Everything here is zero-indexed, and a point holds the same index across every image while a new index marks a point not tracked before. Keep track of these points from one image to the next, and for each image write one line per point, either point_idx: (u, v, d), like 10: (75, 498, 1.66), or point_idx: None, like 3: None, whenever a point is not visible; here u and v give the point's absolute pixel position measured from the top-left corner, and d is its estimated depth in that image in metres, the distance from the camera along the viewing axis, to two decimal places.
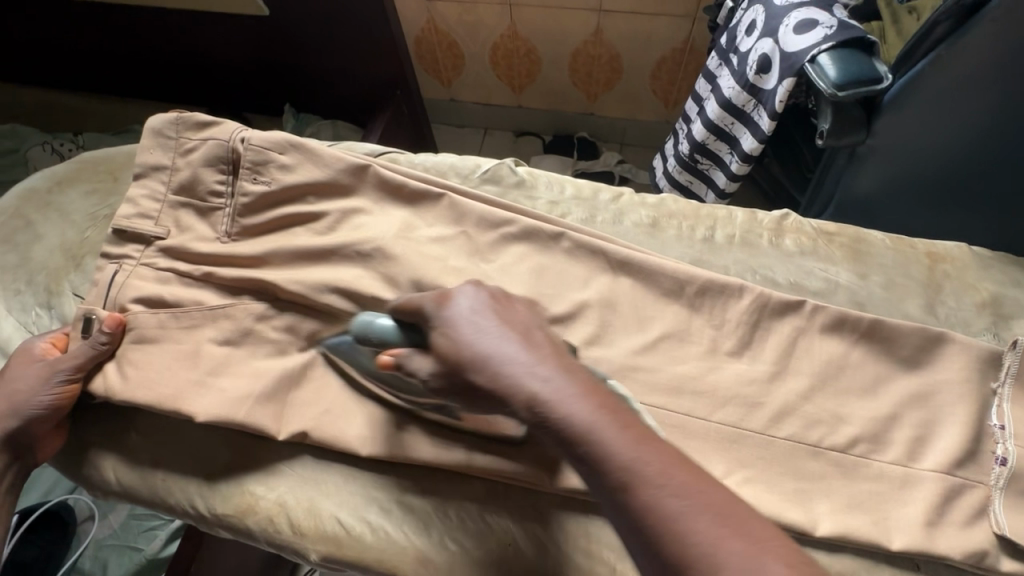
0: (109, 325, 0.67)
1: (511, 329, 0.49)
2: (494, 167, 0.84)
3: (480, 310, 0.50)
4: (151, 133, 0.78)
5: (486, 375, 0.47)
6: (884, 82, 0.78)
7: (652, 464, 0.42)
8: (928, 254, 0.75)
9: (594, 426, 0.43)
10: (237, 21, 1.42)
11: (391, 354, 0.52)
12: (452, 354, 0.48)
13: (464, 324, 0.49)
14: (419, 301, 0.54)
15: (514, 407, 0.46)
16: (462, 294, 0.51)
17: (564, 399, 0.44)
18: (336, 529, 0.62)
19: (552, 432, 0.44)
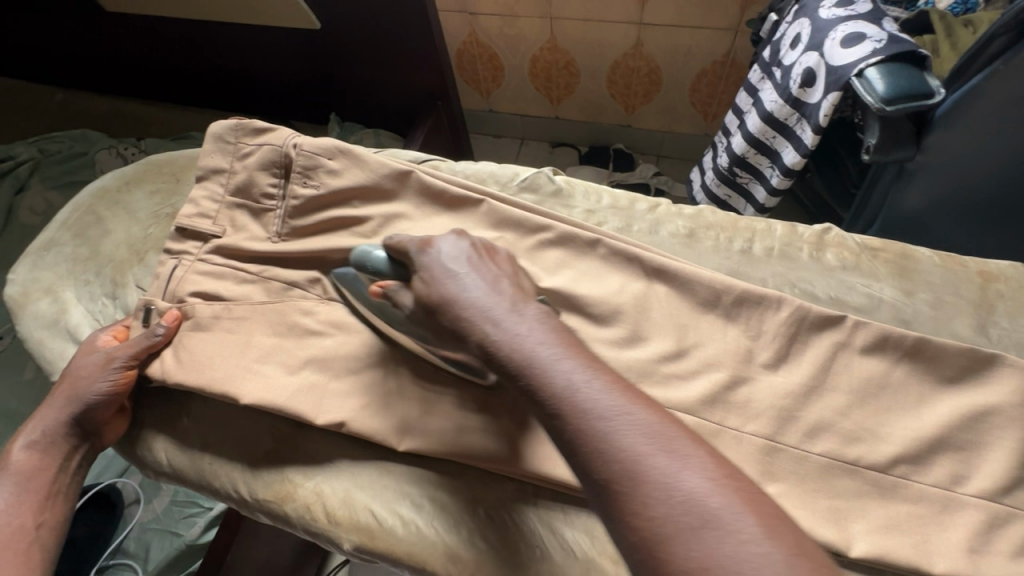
0: (168, 319, 0.73)
1: (482, 272, 0.57)
2: (532, 175, 0.86)
3: (457, 256, 0.59)
4: (212, 138, 0.84)
5: (450, 315, 0.55)
6: (936, 97, 0.76)
7: (584, 386, 0.45)
8: (979, 273, 0.72)
9: (544, 360, 0.48)
10: (290, 33, 1.49)
11: (380, 287, 0.64)
12: (425, 292, 0.57)
13: (439, 269, 0.58)
14: (406, 244, 0.63)
15: (471, 346, 0.53)
16: (443, 240, 0.61)
17: (519, 339, 0.50)
18: (369, 520, 0.64)
19: (500, 366, 0.50)
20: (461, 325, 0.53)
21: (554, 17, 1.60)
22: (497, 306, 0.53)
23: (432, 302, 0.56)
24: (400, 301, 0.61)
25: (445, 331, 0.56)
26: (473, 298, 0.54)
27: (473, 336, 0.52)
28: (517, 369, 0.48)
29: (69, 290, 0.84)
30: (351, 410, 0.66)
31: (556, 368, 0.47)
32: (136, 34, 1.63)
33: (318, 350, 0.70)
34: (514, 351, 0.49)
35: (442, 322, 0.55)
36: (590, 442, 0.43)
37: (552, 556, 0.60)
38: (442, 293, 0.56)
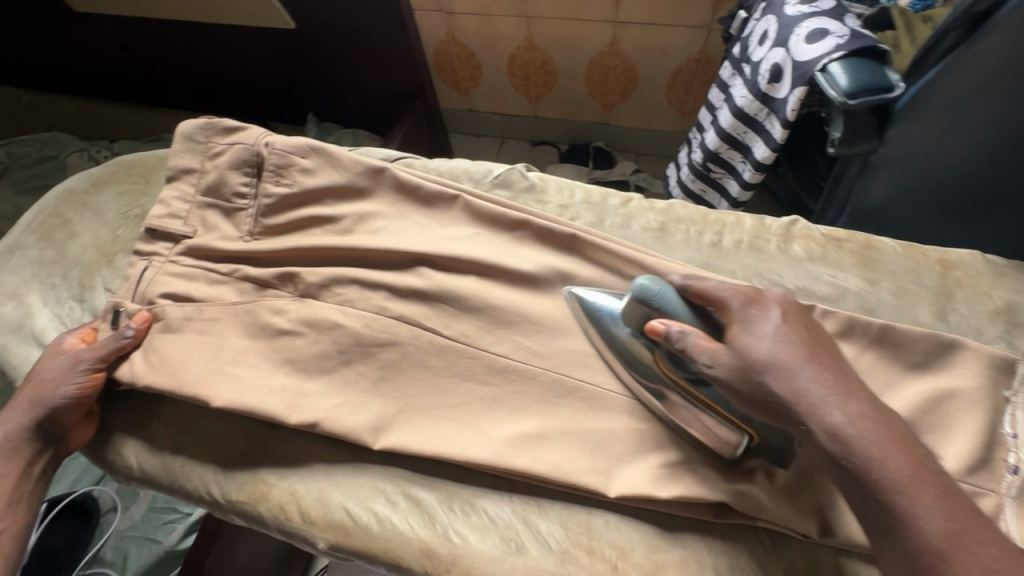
0: (138, 321, 0.72)
1: (795, 345, 0.54)
2: (505, 171, 0.86)
3: (778, 324, 0.56)
4: (182, 138, 0.83)
5: (786, 389, 0.52)
6: (896, 91, 0.78)
7: (929, 511, 0.46)
8: (940, 261, 0.74)
9: (888, 466, 0.48)
10: (264, 33, 1.48)
11: (661, 324, 0.60)
12: (752, 355, 0.54)
13: (764, 337, 0.55)
14: (722, 297, 0.60)
15: (811, 431, 0.51)
16: (766, 305, 0.58)
17: (867, 437, 0.49)
18: (344, 519, 0.63)
19: (843, 463, 0.49)
20: (805, 408, 0.51)
21: (531, 17, 1.61)
22: (809, 384, 0.52)
23: (759, 370, 0.54)
24: (697, 354, 0.57)
25: (756, 401, 0.54)
26: (807, 375, 0.52)
27: (819, 421, 0.51)
28: (843, 458, 0.49)
29: (34, 294, 0.83)
30: (325, 409, 0.66)
31: (893, 470, 0.48)
32: (106, 34, 1.61)
33: (291, 349, 0.70)
34: (853, 451, 0.49)
35: (772, 395, 0.53)
36: (927, 556, 0.45)
37: (528, 549, 0.61)
38: (768, 363, 0.53)
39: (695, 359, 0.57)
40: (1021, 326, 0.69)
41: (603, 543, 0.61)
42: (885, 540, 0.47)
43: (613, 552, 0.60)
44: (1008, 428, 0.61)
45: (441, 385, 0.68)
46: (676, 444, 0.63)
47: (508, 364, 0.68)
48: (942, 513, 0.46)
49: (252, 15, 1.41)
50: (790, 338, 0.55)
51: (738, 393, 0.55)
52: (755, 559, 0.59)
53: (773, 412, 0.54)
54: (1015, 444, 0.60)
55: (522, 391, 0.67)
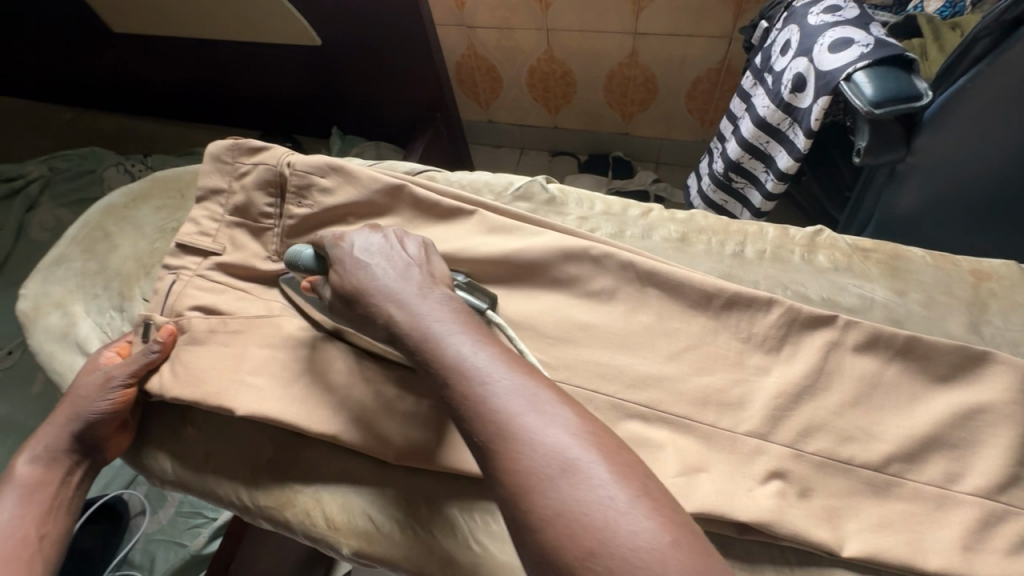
0: (163, 336, 0.74)
1: (389, 260, 0.60)
2: (526, 184, 0.87)
3: (370, 249, 0.62)
4: (210, 159, 0.86)
5: (364, 301, 0.58)
6: (924, 99, 0.77)
7: (480, 355, 0.49)
8: (971, 272, 0.72)
9: (437, 328, 0.52)
10: (291, 50, 1.53)
11: (309, 281, 0.67)
12: (342, 282, 0.61)
13: (352, 260, 0.61)
14: (325, 241, 0.66)
15: (380, 325, 0.56)
16: (357, 236, 0.64)
17: (423, 312, 0.54)
18: (367, 525, 0.64)
19: (404, 336, 0.54)
20: (374, 306, 0.57)
21: (550, 29, 1.63)
22: (360, 287, 0.59)
23: (350, 291, 0.60)
24: (324, 293, 0.65)
25: (353, 312, 0.61)
26: (380, 277, 0.58)
27: (383, 312, 0.56)
28: (403, 332, 0.54)
29: (78, 303, 0.86)
30: (345, 422, 0.67)
31: (441, 329, 0.52)
32: (143, 54, 1.68)
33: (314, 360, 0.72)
34: (418, 323, 0.53)
35: (356, 308, 0.59)
36: (445, 379, 0.49)
37: None
38: (355, 283, 0.59)
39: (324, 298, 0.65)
40: None
41: None
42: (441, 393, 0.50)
43: None
44: None
45: None
46: (697, 458, 0.62)
47: None
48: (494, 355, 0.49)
49: (280, 33, 1.46)
50: (374, 254, 0.61)
51: (346, 314, 0.62)
52: None
53: (359, 318, 0.60)
54: None
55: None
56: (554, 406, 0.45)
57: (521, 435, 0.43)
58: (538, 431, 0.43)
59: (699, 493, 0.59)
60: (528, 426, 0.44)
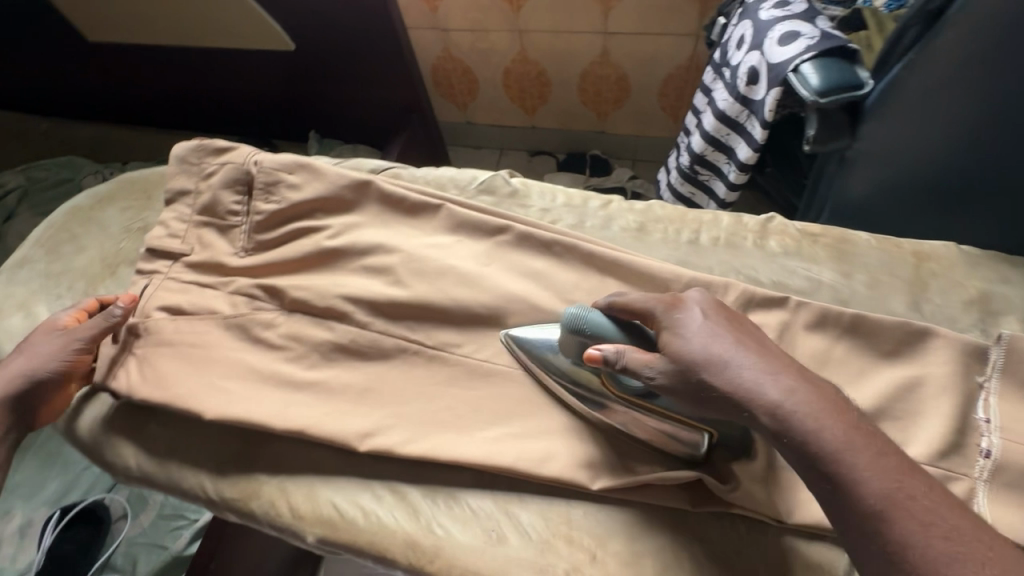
0: (124, 301, 0.76)
1: (718, 329, 0.54)
2: (489, 178, 0.89)
3: (712, 318, 0.56)
4: (178, 160, 0.89)
5: (722, 378, 0.51)
6: (865, 88, 0.80)
7: (917, 496, 0.44)
8: (914, 254, 0.75)
9: (843, 450, 0.46)
10: (264, 55, 1.54)
11: (598, 350, 0.58)
12: (688, 353, 0.53)
13: (698, 329, 0.55)
14: (648, 306, 0.60)
15: (751, 413, 0.50)
16: (694, 302, 0.58)
17: (815, 419, 0.48)
18: (331, 513, 0.66)
19: (802, 453, 0.47)
20: (743, 390, 0.50)
21: (522, 30, 1.66)
22: (786, 382, 0.50)
23: (695, 364, 0.53)
24: (640, 367, 0.56)
25: (722, 405, 0.51)
26: (741, 361, 0.51)
27: (756, 404, 0.49)
28: (785, 437, 0.48)
29: (41, 304, 0.87)
30: (315, 414, 0.69)
31: (856, 456, 0.46)
32: (119, 62, 1.69)
33: (282, 360, 0.74)
34: (812, 440, 0.47)
35: (708, 385, 0.52)
36: (875, 521, 0.44)
37: (507, 540, 0.62)
38: (699, 353, 0.53)
39: (641, 376, 0.56)
40: (994, 314, 0.70)
41: (580, 532, 0.62)
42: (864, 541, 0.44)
43: (590, 541, 0.62)
44: (981, 413, 0.61)
45: (424, 390, 0.70)
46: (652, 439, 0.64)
47: (492, 368, 0.71)
48: (920, 491, 0.44)
49: (252, 37, 1.49)
50: (718, 331, 0.54)
51: (693, 400, 0.53)
52: (730, 547, 0.60)
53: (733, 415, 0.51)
54: (988, 429, 0.60)
55: (495, 390, 0.70)
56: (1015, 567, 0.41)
57: (909, 527, 0.43)
58: (920, 518, 0.43)
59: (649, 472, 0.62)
60: None
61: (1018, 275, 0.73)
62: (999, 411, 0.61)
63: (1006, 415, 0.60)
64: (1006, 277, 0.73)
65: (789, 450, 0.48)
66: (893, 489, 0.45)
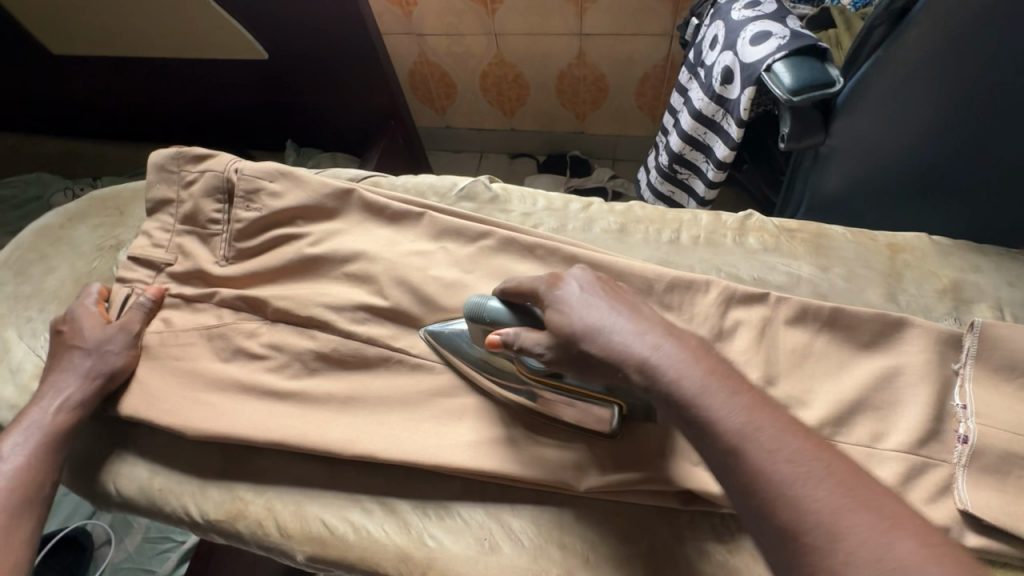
0: (153, 291, 0.81)
1: (593, 297, 0.55)
2: (469, 184, 0.89)
3: (590, 289, 0.56)
4: (156, 168, 0.87)
5: (596, 343, 0.52)
6: (835, 86, 0.81)
7: (766, 430, 0.44)
8: (889, 245, 0.77)
9: (702, 392, 0.47)
10: (237, 64, 1.51)
11: (498, 334, 0.60)
12: (567, 324, 0.54)
13: (576, 301, 0.55)
14: (532, 285, 0.60)
15: (626, 371, 0.50)
16: (571, 276, 0.59)
17: (677, 365, 0.48)
18: (320, 530, 0.65)
19: (666, 399, 0.48)
20: (616, 351, 0.51)
21: (498, 33, 1.66)
22: (653, 340, 0.50)
23: (573, 335, 0.54)
24: (529, 346, 0.57)
25: (605, 367, 0.52)
26: (617, 323, 0.52)
27: (627, 360, 0.50)
28: (653, 388, 0.48)
29: (10, 328, 0.84)
30: (300, 430, 0.68)
31: (715, 396, 0.46)
32: (87, 76, 1.65)
33: (264, 370, 0.74)
34: (675, 384, 0.47)
35: (589, 353, 0.52)
36: (736, 458, 0.44)
37: (501, 548, 0.62)
38: (576, 322, 0.54)
39: (530, 351, 0.57)
40: (966, 302, 0.72)
41: (574, 537, 0.62)
42: (726, 478, 0.44)
43: (584, 545, 0.62)
44: (957, 400, 0.63)
45: (410, 400, 0.70)
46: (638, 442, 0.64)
47: (478, 374, 0.70)
48: (778, 429, 0.44)
49: (224, 46, 1.46)
50: (597, 300, 0.55)
51: (582, 368, 0.54)
52: (722, 545, 0.61)
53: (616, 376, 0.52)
54: (964, 415, 0.61)
55: (481, 397, 0.69)
56: (864, 490, 0.41)
57: (764, 459, 0.43)
58: (773, 448, 0.43)
59: (640, 475, 0.62)
60: (862, 526, 0.38)
61: (989, 263, 0.75)
62: (974, 397, 0.62)
63: (981, 401, 0.61)
64: (979, 265, 0.75)
65: (669, 409, 0.48)
66: (760, 437, 0.44)
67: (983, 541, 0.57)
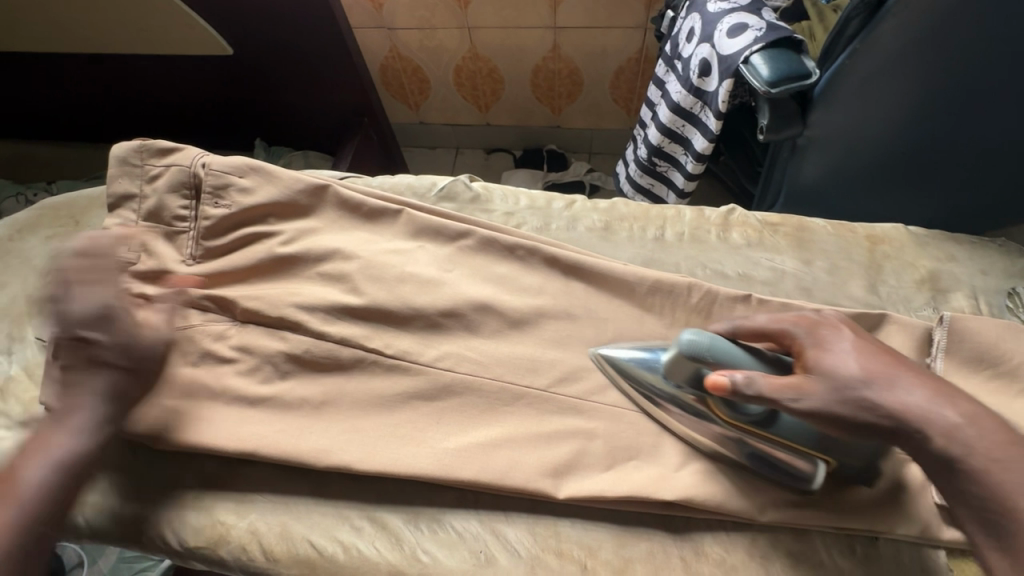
0: None
1: (855, 351, 0.53)
2: (449, 183, 0.87)
3: (849, 341, 0.54)
4: (116, 162, 0.81)
5: (881, 397, 0.50)
6: (812, 78, 0.82)
7: None
8: (868, 237, 0.78)
9: (1016, 469, 0.46)
10: (199, 61, 1.45)
11: (725, 376, 0.55)
12: (844, 373, 0.52)
13: (849, 351, 0.53)
14: (789, 332, 0.58)
15: (918, 431, 0.49)
16: (835, 325, 0.57)
17: (960, 436, 0.48)
18: (308, 551, 0.63)
19: (959, 469, 0.48)
20: (921, 410, 0.49)
21: (472, 27, 1.62)
22: (964, 407, 0.49)
23: (847, 386, 0.51)
24: (782, 393, 0.53)
25: (883, 431, 0.50)
26: (901, 382, 0.50)
27: (926, 420, 0.49)
28: (950, 453, 0.48)
29: None
30: (278, 446, 0.66)
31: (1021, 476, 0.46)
32: (34, 73, 1.56)
33: (236, 374, 0.71)
34: (967, 455, 0.47)
35: (870, 407, 0.50)
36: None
37: (496, 559, 0.61)
38: (854, 375, 0.51)
39: (782, 402, 0.53)
40: (943, 292, 0.73)
41: (570, 544, 0.62)
42: (1007, 552, 0.45)
43: (580, 552, 0.61)
44: None
45: (389, 408, 0.67)
46: (622, 448, 0.64)
47: (453, 378, 0.68)
48: None
49: (184, 42, 1.39)
50: (869, 352, 0.53)
51: (840, 424, 0.51)
52: (717, 544, 0.61)
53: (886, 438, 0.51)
54: None
55: (466, 404, 0.67)
56: None
57: None
58: None
59: (632, 478, 0.62)
60: None
61: (963, 252, 0.76)
62: None
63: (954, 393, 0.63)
64: (953, 255, 0.76)
65: (954, 479, 0.48)
66: None
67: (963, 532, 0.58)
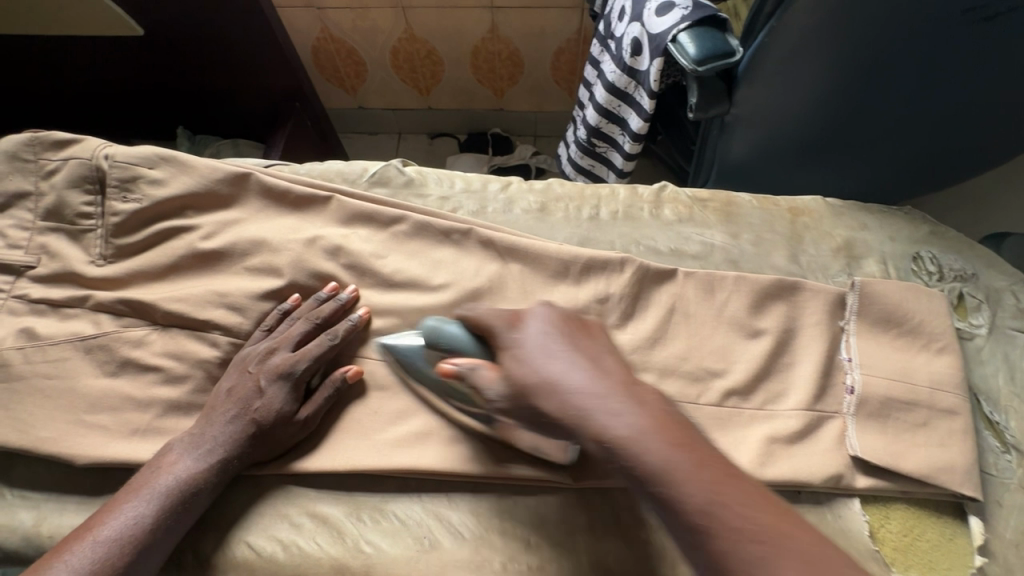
0: None
1: (541, 347, 0.48)
2: (381, 168, 0.84)
3: (551, 337, 0.49)
4: (7, 158, 0.74)
5: (553, 404, 0.45)
6: (736, 55, 0.83)
7: (696, 487, 0.40)
8: (789, 210, 0.81)
9: (669, 466, 0.41)
10: (105, 42, 1.32)
11: (451, 364, 0.53)
12: (519, 375, 0.47)
13: (536, 350, 0.48)
14: (489, 320, 0.53)
15: (582, 439, 0.44)
16: (534, 316, 0.51)
17: (640, 433, 0.42)
18: (246, 553, 0.61)
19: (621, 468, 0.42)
20: (574, 417, 0.44)
21: (406, 7, 1.56)
22: (634, 414, 0.43)
23: (526, 390, 0.47)
24: (484, 386, 0.50)
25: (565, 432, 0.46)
26: (579, 384, 0.45)
27: (587, 430, 0.43)
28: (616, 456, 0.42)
29: None
30: None
31: (679, 466, 0.41)
32: None
33: (160, 382, 0.67)
34: (615, 446, 0.42)
35: (545, 413, 0.46)
36: (698, 530, 0.40)
37: (441, 544, 0.61)
38: (537, 377, 0.46)
39: (484, 392, 0.50)
40: (857, 258, 0.78)
41: (513, 523, 0.62)
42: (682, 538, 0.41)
43: (523, 530, 0.62)
44: (844, 353, 0.68)
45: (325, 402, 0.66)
46: None
47: (391, 366, 0.68)
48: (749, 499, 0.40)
49: (82, 19, 1.26)
50: (558, 347, 0.48)
51: (530, 419, 0.48)
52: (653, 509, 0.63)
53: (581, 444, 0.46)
54: (850, 367, 0.67)
55: (407, 392, 0.67)
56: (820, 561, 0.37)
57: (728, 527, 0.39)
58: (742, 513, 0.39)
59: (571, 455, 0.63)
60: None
61: (874, 220, 0.81)
62: (858, 350, 0.67)
63: (864, 352, 0.67)
64: (865, 224, 0.81)
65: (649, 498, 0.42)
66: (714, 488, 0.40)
67: (874, 481, 0.62)
